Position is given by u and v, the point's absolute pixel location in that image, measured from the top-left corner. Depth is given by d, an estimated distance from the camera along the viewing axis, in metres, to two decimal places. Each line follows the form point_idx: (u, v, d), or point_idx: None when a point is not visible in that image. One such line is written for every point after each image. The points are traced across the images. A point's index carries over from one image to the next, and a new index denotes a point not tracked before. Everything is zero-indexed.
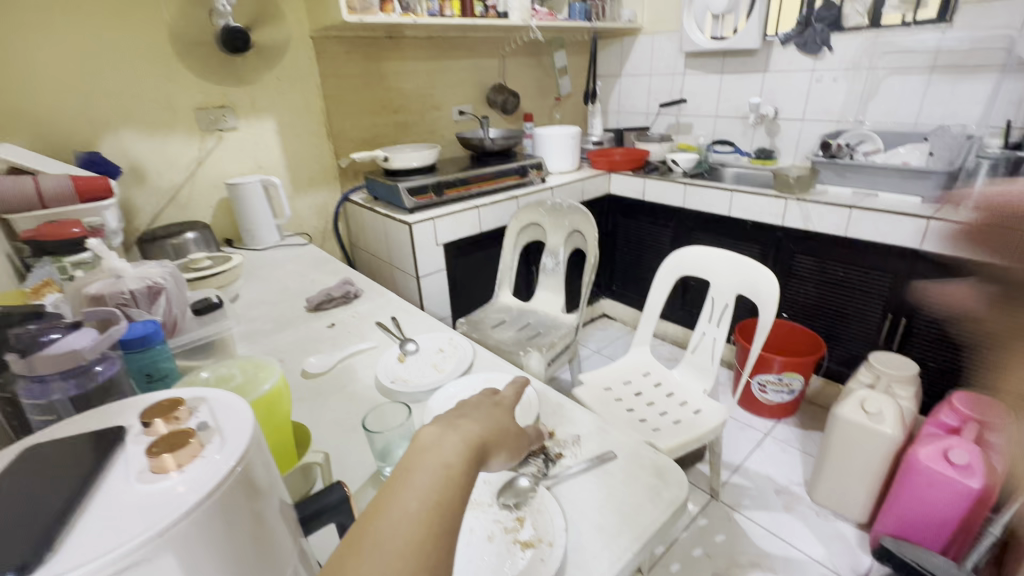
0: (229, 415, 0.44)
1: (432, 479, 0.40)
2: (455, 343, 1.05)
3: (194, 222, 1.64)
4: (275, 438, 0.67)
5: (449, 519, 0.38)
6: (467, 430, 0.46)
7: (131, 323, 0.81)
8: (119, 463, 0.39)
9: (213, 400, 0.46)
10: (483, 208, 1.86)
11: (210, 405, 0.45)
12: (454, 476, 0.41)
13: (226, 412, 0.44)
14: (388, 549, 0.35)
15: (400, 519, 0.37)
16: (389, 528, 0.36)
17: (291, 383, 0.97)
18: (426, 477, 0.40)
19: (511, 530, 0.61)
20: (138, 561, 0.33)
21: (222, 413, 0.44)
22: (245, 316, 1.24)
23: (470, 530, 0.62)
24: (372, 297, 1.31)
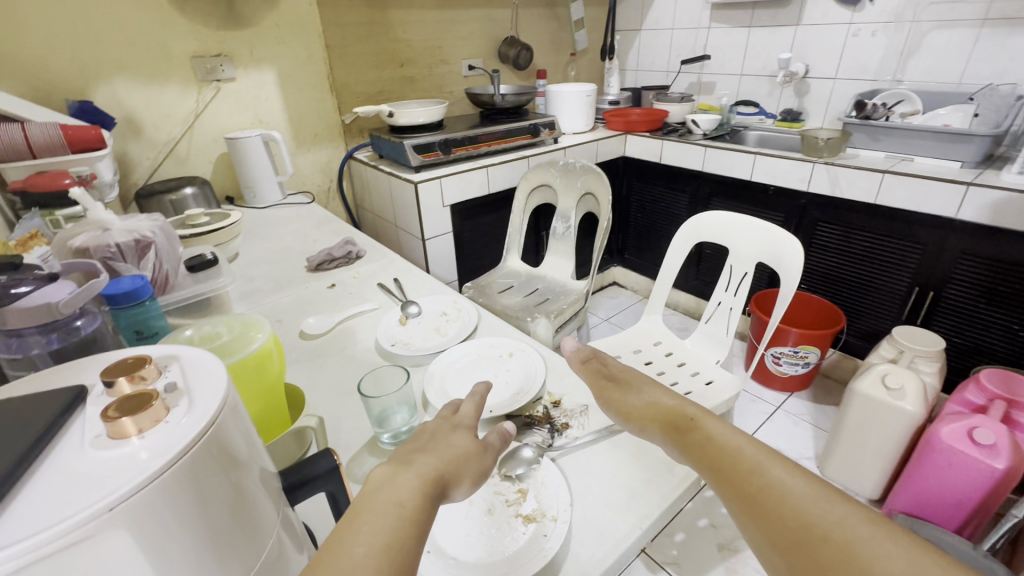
0: (203, 374, 0.40)
1: (382, 519, 0.38)
2: (459, 307, 1.00)
3: (192, 178, 1.58)
4: (266, 401, 0.64)
5: (403, 558, 0.36)
6: (423, 467, 0.44)
7: (118, 278, 0.77)
8: (77, 426, 0.35)
9: (186, 358, 0.42)
10: (492, 168, 1.78)
11: (182, 363, 0.41)
12: (406, 515, 0.39)
13: (199, 372, 0.40)
14: None
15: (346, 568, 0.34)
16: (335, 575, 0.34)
17: (288, 345, 0.93)
18: (376, 518, 0.38)
19: (513, 504, 0.58)
20: (87, 537, 0.29)
21: (195, 372, 0.40)
22: (244, 275, 1.20)
23: (469, 502, 0.58)
24: (375, 258, 1.26)
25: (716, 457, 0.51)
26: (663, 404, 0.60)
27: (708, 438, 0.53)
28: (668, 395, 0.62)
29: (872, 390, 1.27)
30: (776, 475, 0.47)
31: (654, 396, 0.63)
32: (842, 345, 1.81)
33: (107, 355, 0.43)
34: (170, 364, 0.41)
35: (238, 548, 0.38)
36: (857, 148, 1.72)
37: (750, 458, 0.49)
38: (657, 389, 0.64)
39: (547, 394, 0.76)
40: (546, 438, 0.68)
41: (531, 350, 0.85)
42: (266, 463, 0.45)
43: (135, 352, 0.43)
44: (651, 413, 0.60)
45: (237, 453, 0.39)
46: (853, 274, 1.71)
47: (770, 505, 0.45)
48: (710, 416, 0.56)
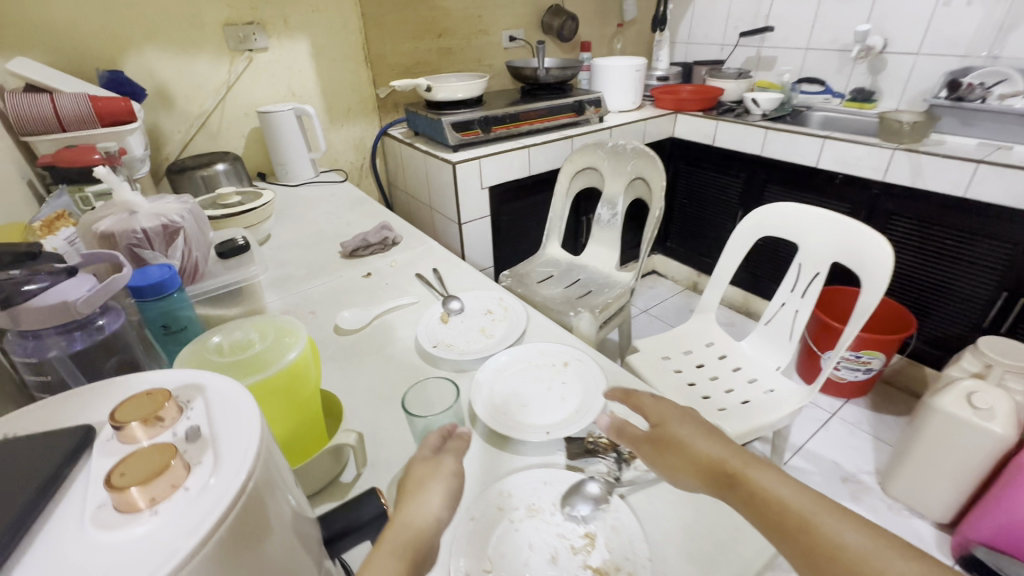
0: (232, 417, 0.33)
1: None
2: (505, 305, 0.91)
3: (224, 153, 1.52)
4: (301, 416, 0.57)
5: None
6: (396, 546, 0.39)
7: (146, 268, 0.71)
8: (81, 485, 0.28)
9: (212, 390, 0.35)
10: (534, 149, 1.67)
11: (207, 400, 0.34)
12: None
13: (229, 413, 0.33)
14: None
15: None
16: None
17: (323, 341, 0.87)
18: None
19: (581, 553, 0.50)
20: None
21: (224, 413, 0.33)
22: (276, 260, 1.14)
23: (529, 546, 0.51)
24: (412, 246, 1.18)
25: (777, 522, 0.44)
26: (695, 452, 0.51)
27: (754, 494, 0.46)
28: (698, 440, 0.52)
29: (955, 408, 1.15)
30: (833, 531, 0.42)
31: (681, 439, 0.53)
32: (909, 351, 1.66)
33: (123, 380, 0.36)
34: (192, 400, 0.34)
35: None
36: (944, 134, 1.54)
37: (805, 517, 0.43)
38: (684, 427, 0.54)
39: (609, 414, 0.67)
40: (614, 471, 0.59)
41: (589, 362, 0.76)
42: (304, 512, 0.38)
43: (152, 380, 0.36)
44: (686, 464, 0.51)
45: (275, 518, 0.32)
46: (928, 274, 1.55)
47: (833, 573, 0.40)
48: (750, 466, 0.48)
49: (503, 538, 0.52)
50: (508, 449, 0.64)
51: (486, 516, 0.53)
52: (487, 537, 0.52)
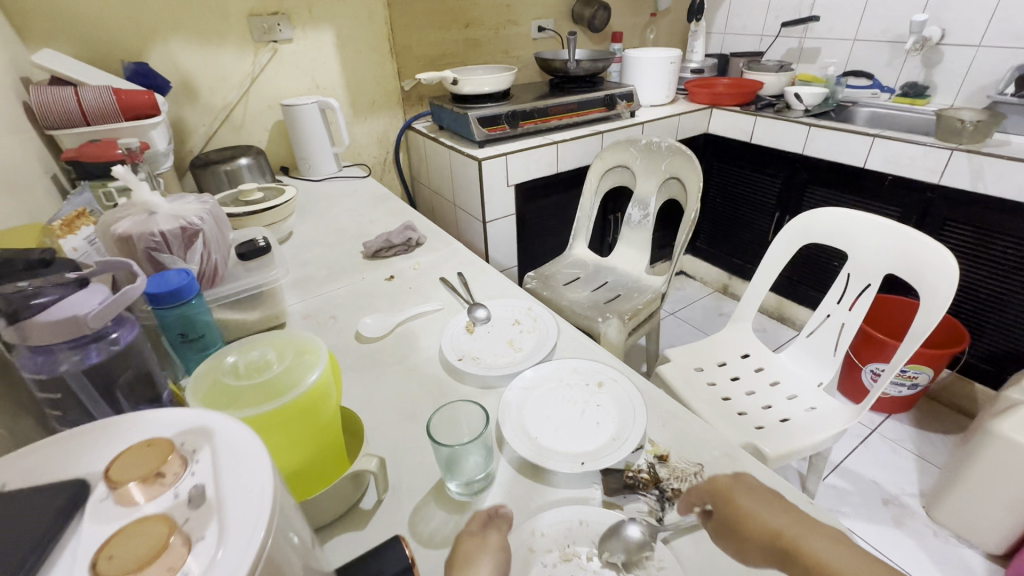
0: (241, 471, 0.29)
1: None
2: (534, 315, 0.86)
3: (248, 147, 1.50)
4: (320, 441, 0.54)
5: None
6: None
7: (164, 273, 0.68)
8: (69, 556, 0.25)
9: (221, 435, 0.31)
10: (562, 145, 1.61)
11: (214, 448, 0.30)
12: None
13: (237, 466, 0.29)
14: None
15: None
16: None
17: (344, 348, 0.84)
18: None
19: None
20: None
21: (233, 465, 0.29)
22: (297, 260, 1.11)
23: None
24: (436, 247, 1.14)
25: None
26: (761, 523, 0.47)
27: (814, 565, 0.43)
28: (764, 510, 0.48)
29: (1017, 435, 1.06)
30: None
31: (746, 509, 0.49)
32: (959, 366, 1.56)
33: (125, 419, 0.32)
34: (199, 448, 0.30)
35: None
36: (1009, 133, 1.44)
37: None
38: (745, 494, 0.50)
39: (649, 444, 0.62)
40: (656, 514, 0.55)
41: (625, 383, 0.70)
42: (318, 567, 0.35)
43: (155, 423, 0.32)
44: (754, 537, 0.47)
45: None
46: (984, 285, 1.45)
47: None
48: (813, 533, 0.46)
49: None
50: (539, 479, 0.59)
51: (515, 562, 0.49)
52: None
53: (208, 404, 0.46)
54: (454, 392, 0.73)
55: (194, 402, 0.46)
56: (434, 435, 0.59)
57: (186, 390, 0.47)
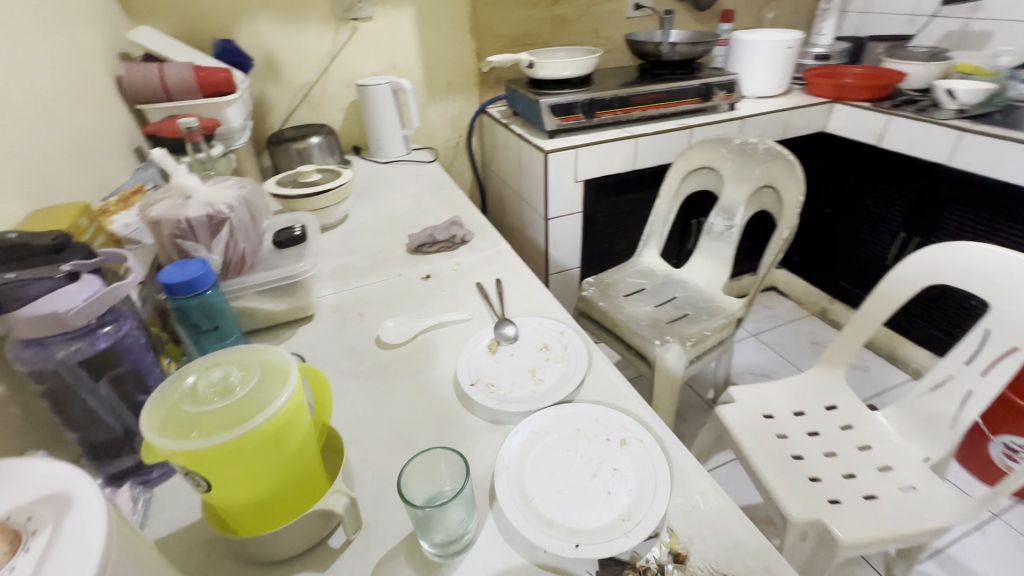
0: (57, 571, 0.24)
1: None
2: (566, 342, 0.76)
3: (322, 125, 1.52)
4: (284, 474, 0.49)
5: None
6: None
7: (185, 262, 0.68)
8: None
9: (73, 517, 0.26)
10: (642, 139, 1.45)
11: (54, 531, 0.26)
12: None
13: (59, 563, 0.24)
14: None
15: None
16: None
17: (362, 352, 0.80)
18: None
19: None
20: None
21: (54, 563, 0.24)
22: (343, 248, 1.09)
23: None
24: (482, 246, 1.06)
25: None
26: None
27: None
28: None
29: None
30: None
31: None
32: None
33: (12, 467, 0.29)
34: (38, 530, 0.26)
35: None
36: None
37: None
38: None
39: (666, 533, 0.51)
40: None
41: (652, 446, 0.58)
42: None
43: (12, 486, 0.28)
44: None
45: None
46: None
47: None
48: None
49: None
50: (524, 553, 0.51)
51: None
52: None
53: (157, 430, 0.43)
54: (459, 422, 0.66)
55: (146, 426, 0.43)
56: (406, 488, 0.52)
57: (143, 411, 0.45)
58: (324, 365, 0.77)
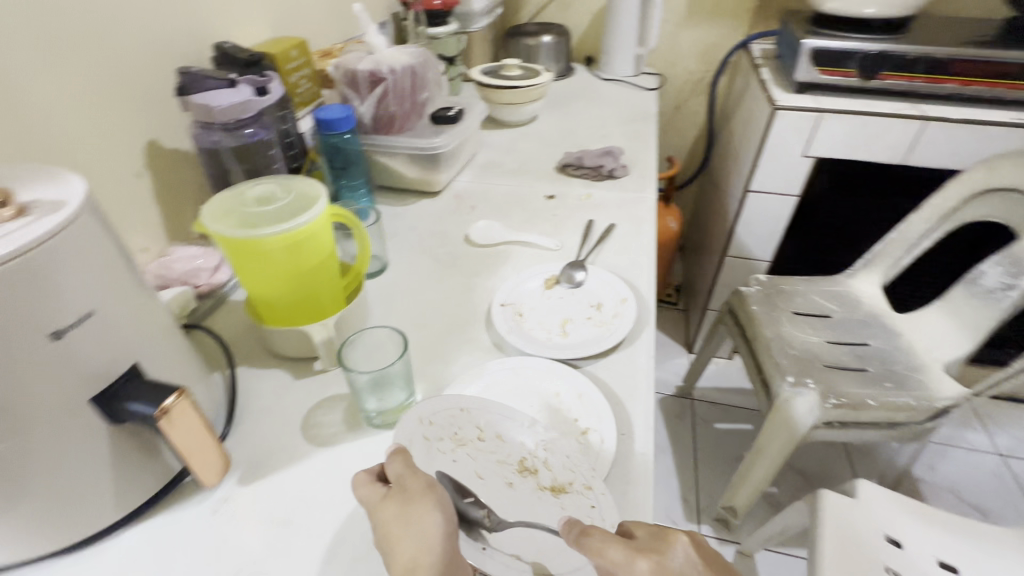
0: (22, 235, 0.36)
1: (56, 447, 0.39)
2: (620, 310, 0.66)
3: (560, 26, 1.49)
4: (290, 286, 0.57)
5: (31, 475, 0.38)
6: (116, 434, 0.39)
7: (332, 104, 0.79)
8: None
9: (57, 210, 0.39)
10: (934, 125, 1.03)
11: (32, 220, 0.37)
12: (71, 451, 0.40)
13: (33, 229, 0.36)
14: None
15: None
16: None
17: (448, 238, 0.84)
18: (57, 445, 0.39)
19: (531, 452, 0.49)
20: None
21: (25, 230, 0.36)
22: (504, 148, 1.12)
23: (472, 424, 0.50)
24: (627, 187, 0.95)
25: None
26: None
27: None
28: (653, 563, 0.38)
29: None
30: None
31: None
32: None
33: (54, 172, 0.42)
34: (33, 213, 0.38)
35: None
36: None
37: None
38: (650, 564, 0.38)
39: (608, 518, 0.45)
40: (544, 495, 0.46)
41: (607, 458, 0.49)
42: (86, 357, 0.40)
43: (45, 186, 0.41)
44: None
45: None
46: None
47: None
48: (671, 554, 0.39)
49: (435, 403, 0.50)
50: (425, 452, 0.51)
51: (420, 410, 0.49)
52: (421, 422, 0.49)
53: (208, 214, 0.53)
54: (469, 331, 0.66)
55: (206, 210, 0.54)
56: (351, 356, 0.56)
57: (209, 200, 0.55)
58: (414, 236, 0.84)
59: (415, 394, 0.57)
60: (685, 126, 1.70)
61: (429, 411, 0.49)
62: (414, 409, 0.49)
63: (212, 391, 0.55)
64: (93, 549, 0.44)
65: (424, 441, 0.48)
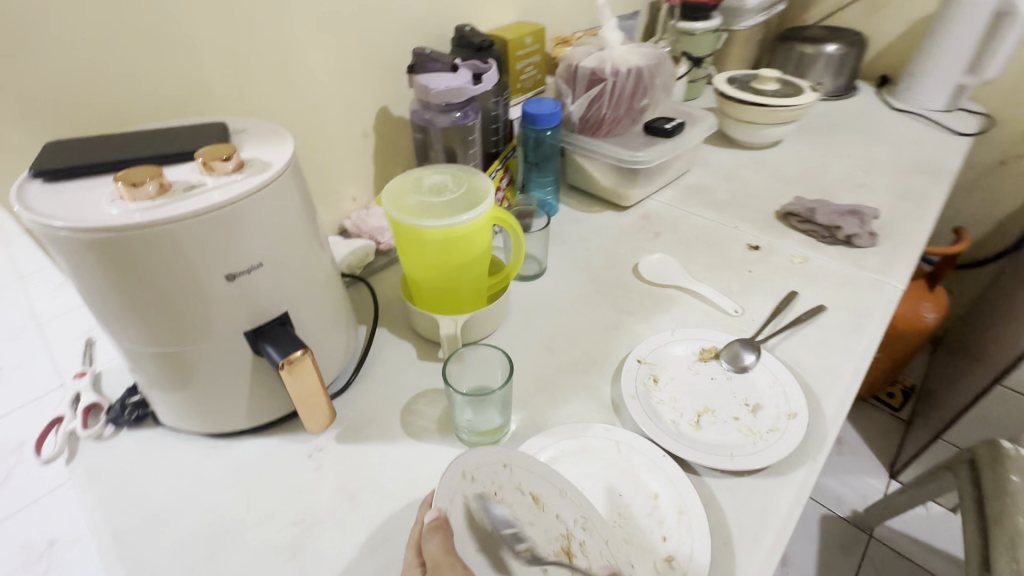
0: (235, 189, 0.43)
1: (225, 357, 0.48)
2: (779, 425, 0.52)
3: (856, 34, 1.20)
4: (436, 275, 0.59)
5: (207, 371, 0.48)
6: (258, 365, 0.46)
7: (544, 99, 0.78)
8: (183, 166, 0.44)
9: (266, 170, 0.45)
10: None
11: (244, 176, 0.44)
12: (233, 362, 0.49)
13: (243, 185, 0.43)
14: (151, 352, 0.47)
15: (187, 356, 0.47)
16: (171, 351, 0.47)
17: (615, 261, 0.77)
18: (226, 355, 0.48)
19: (568, 530, 0.42)
20: (67, 249, 0.40)
21: (238, 184, 0.43)
22: (723, 173, 0.97)
23: (512, 486, 0.42)
24: (865, 262, 0.73)
25: None
26: None
27: None
28: None
29: None
30: None
31: None
32: None
33: (279, 135, 0.50)
34: (249, 169, 0.45)
35: (165, 324, 0.45)
36: None
37: None
38: None
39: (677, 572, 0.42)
40: None
41: None
42: (258, 294, 0.47)
43: (268, 145, 0.48)
44: None
45: (178, 264, 0.42)
46: None
47: None
48: None
49: (478, 457, 0.42)
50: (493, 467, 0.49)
51: (466, 462, 0.41)
52: (464, 478, 0.40)
53: (387, 193, 0.57)
54: (592, 375, 0.60)
55: (387, 189, 0.58)
56: (451, 376, 0.55)
57: (393, 179, 0.60)
58: (582, 250, 0.79)
59: (510, 422, 0.54)
60: (1006, 190, 1.23)
61: (473, 464, 0.41)
62: (460, 459, 0.40)
63: (349, 344, 0.61)
64: (226, 441, 0.53)
65: (463, 501, 0.40)
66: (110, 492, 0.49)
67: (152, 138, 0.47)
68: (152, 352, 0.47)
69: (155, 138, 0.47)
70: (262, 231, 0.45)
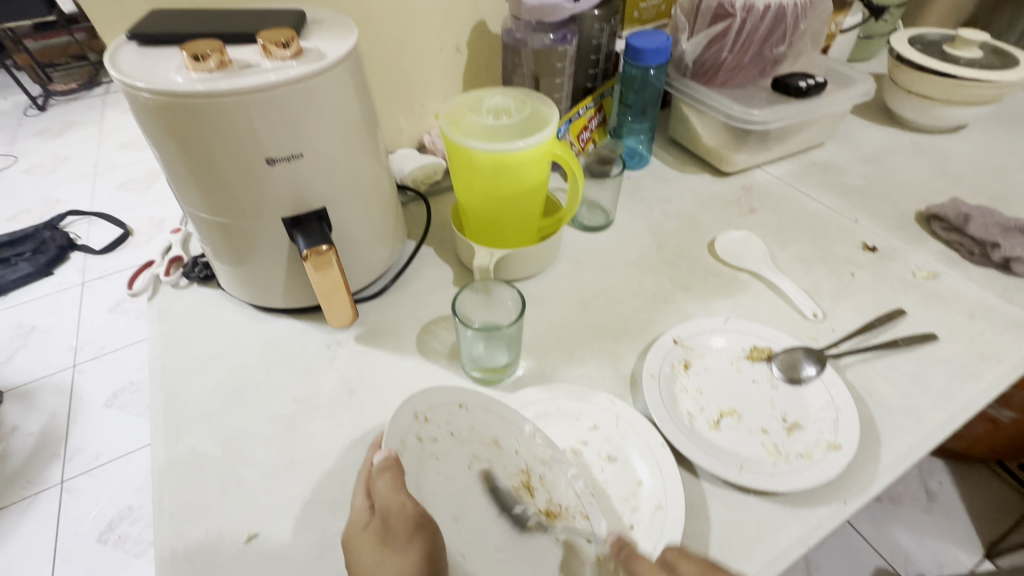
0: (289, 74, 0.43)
1: (271, 238, 0.52)
2: (812, 454, 0.44)
3: None
4: (481, 204, 0.57)
5: (255, 248, 0.52)
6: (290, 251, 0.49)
7: (654, 32, 0.68)
8: (250, 49, 0.46)
9: (322, 61, 0.45)
10: None
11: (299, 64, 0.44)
12: (277, 244, 0.52)
13: (297, 70, 0.43)
14: (209, 221, 0.51)
15: (237, 230, 0.51)
16: (224, 222, 0.50)
17: (692, 230, 0.68)
18: (272, 237, 0.51)
19: (528, 465, 0.41)
20: (140, 109, 0.43)
21: (293, 70, 0.43)
22: (866, 154, 0.80)
23: (467, 426, 0.41)
24: (1018, 296, 0.57)
25: None
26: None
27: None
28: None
29: None
30: None
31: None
32: None
33: (347, 30, 0.49)
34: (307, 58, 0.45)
35: (216, 195, 0.48)
36: None
37: None
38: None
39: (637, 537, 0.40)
40: (541, 519, 0.39)
41: None
42: (303, 185, 0.49)
43: (334, 38, 0.48)
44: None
45: (232, 140, 0.44)
46: None
47: None
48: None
49: (433, 397, 0.41)
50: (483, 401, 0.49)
51: (417, 404, 0.39)
52: (416, 419, 0.39)
53: (446, 109, 0.55)
54: (619, 342, 0.55)
55: (447, 105, 0.56)
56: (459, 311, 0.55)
57: (456, 97, 0.57)
58: (658, 210, 0.71)
59: (518, 366, 0.53)
60: None
61: (426, 405, 0.40)
62: (413, 400, 0.39)
63: (392, 255, 0.63)
64: (267, 315, 0.59)
65: (416, 442, 0.38)
66: (169, 333, 0.57)
67: (234, 17, 0.49)
68: (210, 220, 0.51)
69: (237, 18, 0.49)
70: (312, 122, 0.46)
